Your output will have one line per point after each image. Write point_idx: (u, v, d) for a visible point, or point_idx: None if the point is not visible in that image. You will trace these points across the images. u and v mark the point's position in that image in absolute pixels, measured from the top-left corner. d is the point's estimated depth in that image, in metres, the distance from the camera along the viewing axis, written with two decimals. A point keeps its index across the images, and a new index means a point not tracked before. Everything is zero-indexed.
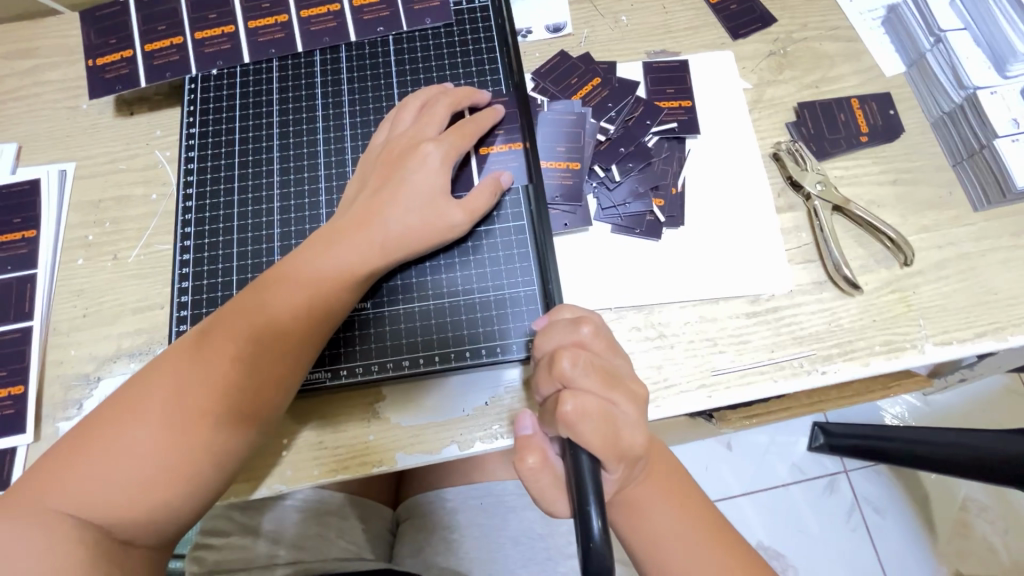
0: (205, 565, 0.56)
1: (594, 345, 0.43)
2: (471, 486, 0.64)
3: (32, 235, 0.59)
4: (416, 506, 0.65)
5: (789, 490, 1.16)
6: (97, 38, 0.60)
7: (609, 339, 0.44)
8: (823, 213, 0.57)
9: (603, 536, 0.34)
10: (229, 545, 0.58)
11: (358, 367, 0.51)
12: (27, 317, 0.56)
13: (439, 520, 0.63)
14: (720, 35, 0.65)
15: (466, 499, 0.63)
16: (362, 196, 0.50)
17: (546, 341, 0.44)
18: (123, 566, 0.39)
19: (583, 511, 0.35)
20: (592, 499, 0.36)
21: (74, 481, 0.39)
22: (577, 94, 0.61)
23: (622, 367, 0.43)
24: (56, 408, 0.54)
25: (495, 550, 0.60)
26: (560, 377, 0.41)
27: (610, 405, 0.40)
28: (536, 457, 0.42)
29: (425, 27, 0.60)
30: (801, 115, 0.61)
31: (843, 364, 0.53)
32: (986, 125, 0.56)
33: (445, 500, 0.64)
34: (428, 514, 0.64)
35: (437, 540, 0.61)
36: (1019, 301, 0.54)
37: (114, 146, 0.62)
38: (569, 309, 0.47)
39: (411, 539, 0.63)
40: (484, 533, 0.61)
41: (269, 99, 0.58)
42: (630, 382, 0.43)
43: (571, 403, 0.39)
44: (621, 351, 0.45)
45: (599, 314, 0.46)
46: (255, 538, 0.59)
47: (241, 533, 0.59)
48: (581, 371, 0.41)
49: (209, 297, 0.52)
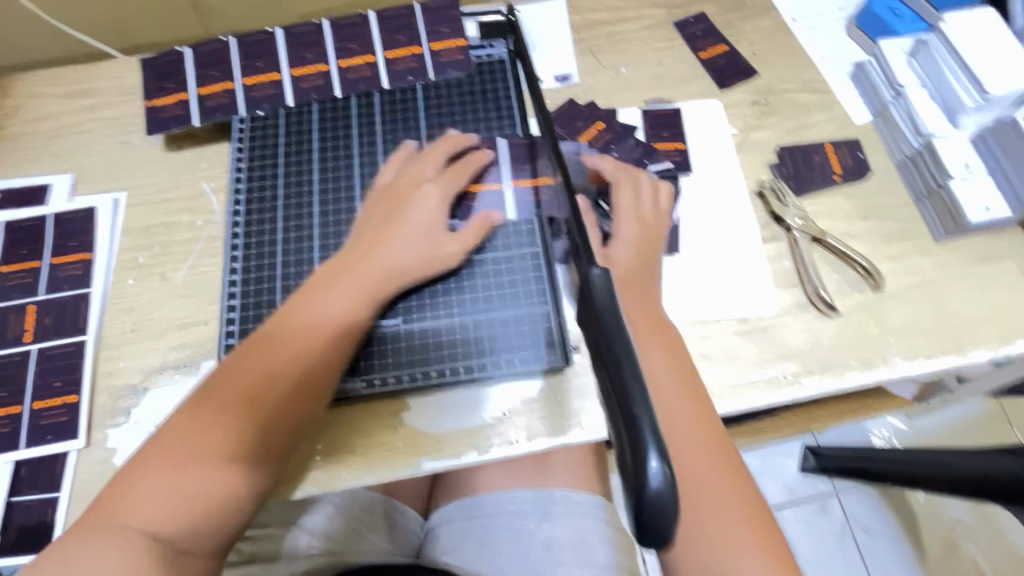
0: (246, 555, 0.63)
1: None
2: (509, 494, 0.68)
3: (87, 257, 0.64)
4: (454, 513, 0.70)
5: (782, 512, 1.20)
6: (154, 82, 0.67)
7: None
8: (803, 243, 0.64)
9: (666, 478, 0.28)
10: (269, 534, 0.65)
11: (390, 376, 0.56)
12: (81, 332, 0.61)
13: (476, 523, 0.67)
14: (709, 85, 0.73)
15: (502, 505, 0.68)
16: (372, 232, 0.56)
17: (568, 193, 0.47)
18: (189, 574, 0.42)
19: (637, 451, 0.28)
20: (649, 434, 0.28)
21: (134, 500, 0.43)
22: (583, 136, 0.69)
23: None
24: (105, 415, 0.58)
25: (527, 552, 0.63)
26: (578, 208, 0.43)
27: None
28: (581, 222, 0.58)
29: (450, 76, 0.67)
30: (781, 157, 0.69)
31: (823, 377, 0.59)
32: (940, 167, 0.63)
33: (482, 506, 0.68)
34: (466, 518, 0.68)
35: (473, 542, 0.66)
36: (977, 322, 0.61)
37: (164, 177, 0.68)
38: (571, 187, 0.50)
39: (448, 540, 0.68)
40: (518, 536, 0.65)
41: (310, 137, 0.65)
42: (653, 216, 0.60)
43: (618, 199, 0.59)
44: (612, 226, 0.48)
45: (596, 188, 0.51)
46: (291, 529, 0.66)
47: (279, 524, 0.66)
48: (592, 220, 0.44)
49: (254, 314, 0.58)
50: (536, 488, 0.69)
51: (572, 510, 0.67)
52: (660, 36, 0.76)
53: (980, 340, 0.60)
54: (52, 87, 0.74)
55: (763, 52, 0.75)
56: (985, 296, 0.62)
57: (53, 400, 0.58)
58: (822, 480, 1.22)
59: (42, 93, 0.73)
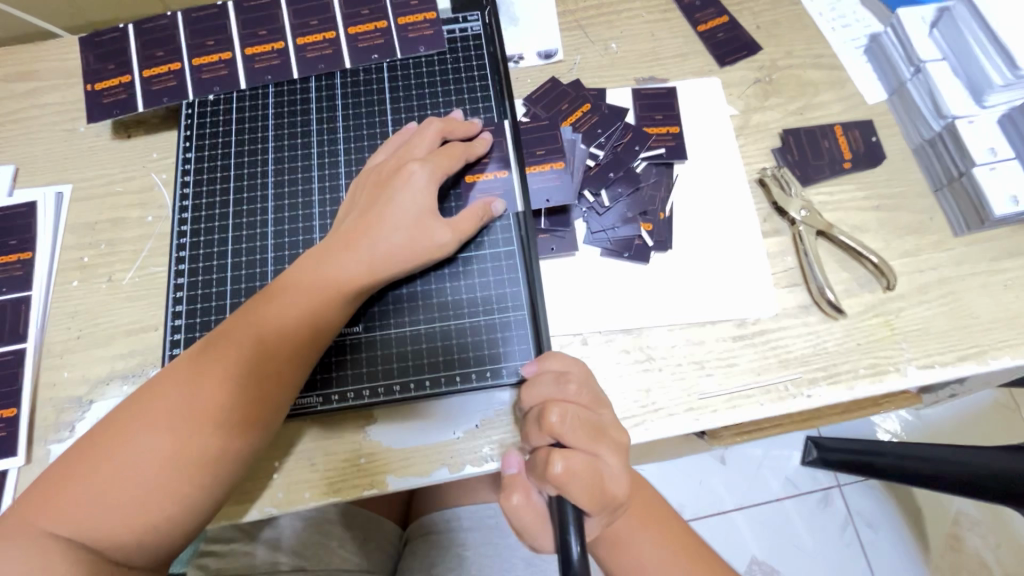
0: (208, 571, 0.60)
1: (579, 399, 0.44)
2: (489, 506, 0.65)
3: (27, 257, 0.59)
4: (432, 523, 0.66)
5: (730, 517, 1.15)
6: (96, 63, 0.61)
7: (594, 391, 0.46)
8: (807, 238, 0.58)
9: (582, 558, 0.39)
10: (233, 551, 0.62)
11: (350, 391, 0.52)
12: (21, 339, 0.56)
13: (453, 537, 0.64)
14: (708, 62, 0.66)
15: (483, 518, 0.65)
16: (350, 217, 0.50)
17: (540, 389, 0.46)
18: None
19: (562, 535, 0.40)
20: (571, 526, 0.40)
21: (68, 503, 0.40)
22: (567, 120, 0.62)
23: (610, 419, 0.45)
24: (48, 430, 0.54)
25: (508, 569, 0.61)
26: (549, 431, 0.42)
27: (596, 460, 0.42)
28: (521, 495, 0.44)
29: (419, 55, 0.61)
30: (785, 142, 0.63)
31: (828, 387, 0.53)
32: (964, 154, 0.57)
33: (462, 519, 0.65)
34: (443, 532, 0.64)
35: (451, 555, 0.62)
36: (1000, 326, 0.55)
37: (111, 169, 0.63)
38: (557, 357, 0.48)
39: (424, 553, 0.64)
40: (499, 552, 0.62)
41: (265, 124, 0.59)
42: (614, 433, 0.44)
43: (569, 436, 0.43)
44: (607, 403, 0.46)
45: (585, 363, 0.48)
46: (254, 542, 0.63)
47: (244, 539, 0.63)
48: (568, 426, 0.42)
49: (202, 321, 0.53)
50: None
51: None
52: (654, 7, 0.69)
53: (1002, 345, 0.54)
54: None
55: (768, 24, 0.68)
56: (1009, 296, 0.56)
57: None
58: (825, 474, 1.17)
59: None
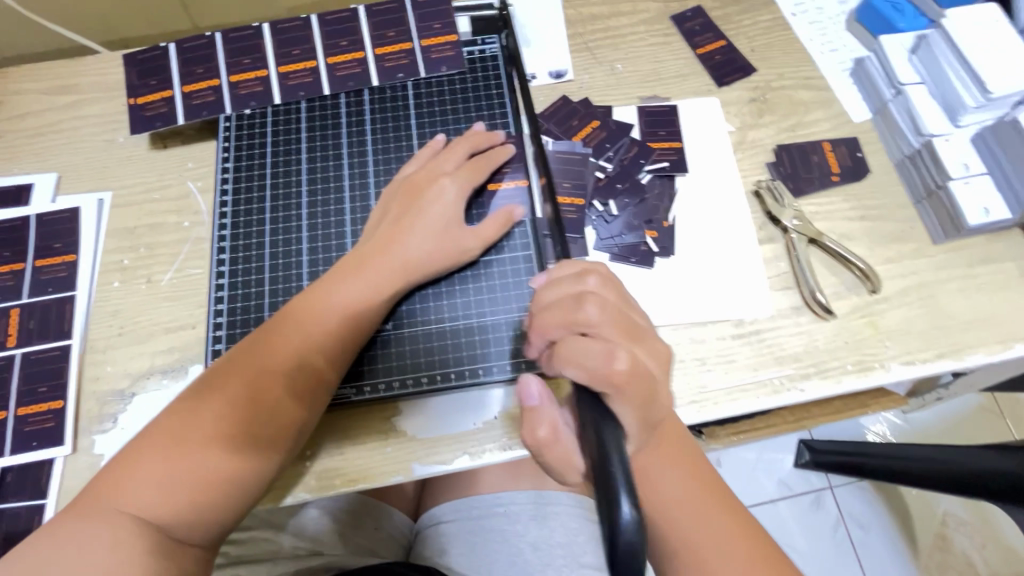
0: (230, 557, 0.62)
1: (606, 293, 0.45)
2: (496, 496, 0.68)
3: (71, 259, 0.63)
4: (444, 513, 0.70)
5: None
6: (138, 78, 0.66)
7: (619, 288, 0.46)
8: (799, 244, 0.63)
9: (635, 523, 0.33)
10: (254, 538, 0.65)
11: (380, 384, 0.56)
12: (67, 336, 0.60)
13: (463, 526, 0.67)
14: (706, 83, 0.72)
15: (489, 507, 0.68)
16: (385, 224, 0.55)
17: (565, 288, 0.45)
18: (182, 565, 0.43)
19: (611, 498, 0.33)
20: (621, 488, 0.34)
21: (135, 487, 0.43)
22: (577, 135, 0.68)
23: (639, 320, 0.45)
24: (92, 421, 0.57)
25: (515, 554, 0.64)
26: (588, 326, 0.42)
27: (638, 359, 0.42)
28: (547, 429, 0.43)
29: (441, 74, 0.66)
30: (778, 156, 0.68)
31: (818, 382, 0.58)
32: (940, 168, 0.62)
33: (471, 508, 0.68)
34: (454, 522, 0.68)
35: (462, 543, 0.66)
36: (975, 326, 0.60)
37: (150, 177, 0.67)
38: (577, 261, 0.47)
39: (437, 542, 0.68)
40: (506, 539, 0.65)
41: (299, 137, 0.64)
42: (649, 338, 0.44)
43: (604, 333, 0.42)
44: (633, 302, 0.47)
45: (607, 263, 0.48)
46: (279, 532, 0.66)
47: (265, 527, 0.66)
48: (605, 321, 0.43)
49: (242, 319, 0.57)
50: (527, 489, 0.68)
51: (562, 511, 0.67)
52: (657, 31, 0.74)
53: (977, 343, 0.59)
54: (34, 83, 0.72)
55: (762, 48, 0.74)
56: (982, 298, 0.61)
57: (39, 406, 0.57)
58: (817, 475, 1.22)
59: (23, 89, 0.71)
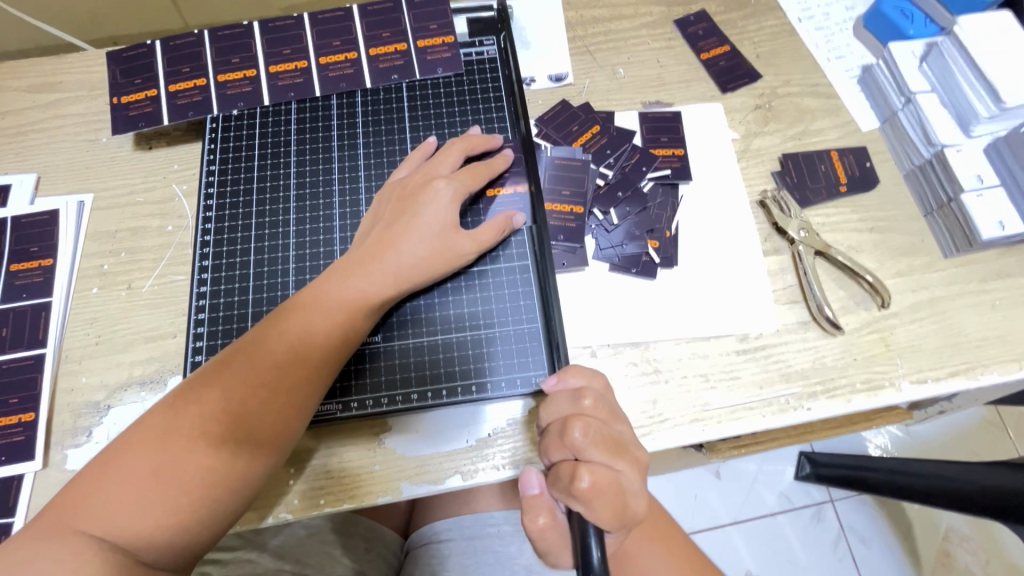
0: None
1: (597, 412, 0.45)
2: (489, 515, 0.66)
3: (48, 264, 0.60)
4: (435, 533, 0.67)
5: (725, 532, 1.16)
6: (123, 77, 0.63)
7: (608, 404, 0.46)
8: (806, 257, 0.61)
9: (602, 564, 0.40)
10: (236, 559, 0.61)
11: (368, 399, 0.53)
12: (41, 344, 0.57)
13: (455, 546, 0.64)
14: (710, 88, 0.70)
15: (482, 527, 0.65)
16: (376, 229, 0.53)
17: (559, 405, 0.46)
18: None
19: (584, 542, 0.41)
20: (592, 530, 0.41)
21: (102, 505, 0.41)
22: (577, 141, 0.65)
23: (627, 432, 0.46)
24: (65, 435, 0.55)
25: None
26: (572, 447, 0.43)
27: (619, 477, 0.43)
28: (546, 517, 0.44)
29: (437, 76, 0.64)
30: (785, 165, 0.66)
31: (826, 401, 0.56)
32: (952, 180, 0.60)
33: (463, 528, 0.66)
34: (445, 543, 0.65)
35: (454, 565, 0.63)
36: (988, 343, 0.58)
37: (132, 179, 0.64)
38: (577, 374, 0.48)
39: (427, 564, 0.65)
40: (500, 561, 0.63)
41: (288, 139, 0.61)
42: (634, 450, 0.45)
43: (591, 461, 0.42)
44: (622, 414, 0.47)
45: (603, 378, 0.49)
46: (261, 552, 0.63)
47: (248, 547, 0.63)
48: (590, 442, 0.43)
49: (224, 329, 0.54)
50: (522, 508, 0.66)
51: None
52: (659, 35, 0.72)
53: (991, 361, 0.57)
54: (15, 80, 0.69)
55: (767, 54, 0.72)
56: (996, 315, 0.59)
57: (9, 418, 0.54)
58: (819, 489, 1.19)
59: (5, 87, 0.69)
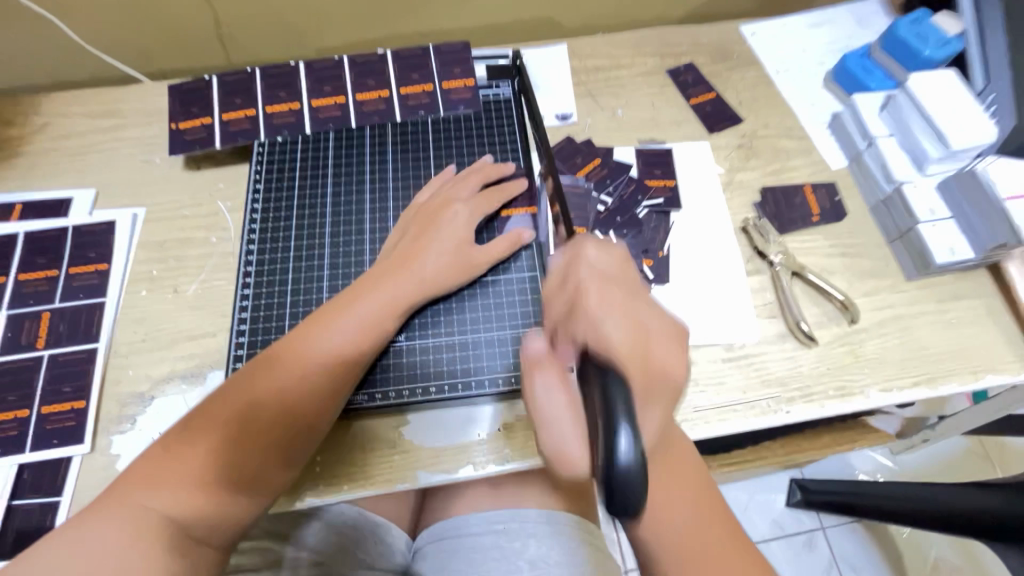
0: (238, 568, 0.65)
1: (610, 266, 0.45)
2: (495, 514, 0.70)
3: (103, 268, 0.67)
4: (444, 531, 0.71)
5: None
6: (180, 106, 0.72)
7: (625, 276, 0.45)
8: (784, 277, 0.68)
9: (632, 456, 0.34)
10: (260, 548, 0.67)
11: (391, 392, 0.59)
12: (93, 339, 0.63)
13: (462, 542, 0.68)
14: (698, 129, 0.79)
15: (488, 524, 0.69)
16: (404, 243, 0.60)
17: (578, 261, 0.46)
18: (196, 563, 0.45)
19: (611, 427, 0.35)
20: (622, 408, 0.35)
21: (160, 483, 0.46)
22: (580, 171, 0.74)
23: (646, 305, 0.45)
24: (111, 422, 0.60)
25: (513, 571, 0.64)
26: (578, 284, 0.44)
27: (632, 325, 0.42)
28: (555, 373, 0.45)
29: (458, 112, 0.73)
30: (765, 197, 0.74)
31: (803, 405, 0.62)
32: (908, 212, 0.68)
33: (470, 525, 0.69)
34: (453, 540, 0.69)
35: (461, 559, 0.67)
36: (947, 356, 0.65)
37: (182, 196, 0.72)
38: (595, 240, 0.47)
39: (436, 560, 0.69)
40: (504, 556, 0.66)
41: (326, 163, 0.69)
42: (650, 317, 0.44)
43: (595, 309, 0.42)
44: (643, 289, 0.45)
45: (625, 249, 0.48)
46: (284, 544, 0.68)
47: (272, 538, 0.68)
48: (599, 300, 0.43)
49: (264, 327, 0.61)
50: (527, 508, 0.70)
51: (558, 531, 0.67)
52: (654, 82, 0.82)
53: (950, 372, 0.64)
54: (79, 107, 0.78)
55: (748, 100, 0.81)
56: (953, 332, 0.66)
57: (62, 405, 0.60)
58: (809, 516, 1.23)
59: (69, 112, 0.77)
